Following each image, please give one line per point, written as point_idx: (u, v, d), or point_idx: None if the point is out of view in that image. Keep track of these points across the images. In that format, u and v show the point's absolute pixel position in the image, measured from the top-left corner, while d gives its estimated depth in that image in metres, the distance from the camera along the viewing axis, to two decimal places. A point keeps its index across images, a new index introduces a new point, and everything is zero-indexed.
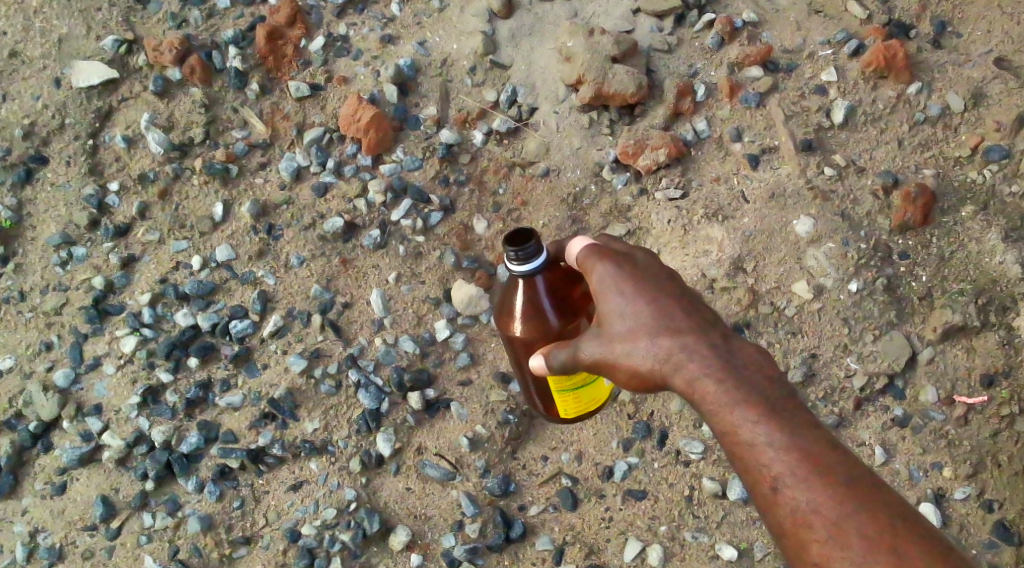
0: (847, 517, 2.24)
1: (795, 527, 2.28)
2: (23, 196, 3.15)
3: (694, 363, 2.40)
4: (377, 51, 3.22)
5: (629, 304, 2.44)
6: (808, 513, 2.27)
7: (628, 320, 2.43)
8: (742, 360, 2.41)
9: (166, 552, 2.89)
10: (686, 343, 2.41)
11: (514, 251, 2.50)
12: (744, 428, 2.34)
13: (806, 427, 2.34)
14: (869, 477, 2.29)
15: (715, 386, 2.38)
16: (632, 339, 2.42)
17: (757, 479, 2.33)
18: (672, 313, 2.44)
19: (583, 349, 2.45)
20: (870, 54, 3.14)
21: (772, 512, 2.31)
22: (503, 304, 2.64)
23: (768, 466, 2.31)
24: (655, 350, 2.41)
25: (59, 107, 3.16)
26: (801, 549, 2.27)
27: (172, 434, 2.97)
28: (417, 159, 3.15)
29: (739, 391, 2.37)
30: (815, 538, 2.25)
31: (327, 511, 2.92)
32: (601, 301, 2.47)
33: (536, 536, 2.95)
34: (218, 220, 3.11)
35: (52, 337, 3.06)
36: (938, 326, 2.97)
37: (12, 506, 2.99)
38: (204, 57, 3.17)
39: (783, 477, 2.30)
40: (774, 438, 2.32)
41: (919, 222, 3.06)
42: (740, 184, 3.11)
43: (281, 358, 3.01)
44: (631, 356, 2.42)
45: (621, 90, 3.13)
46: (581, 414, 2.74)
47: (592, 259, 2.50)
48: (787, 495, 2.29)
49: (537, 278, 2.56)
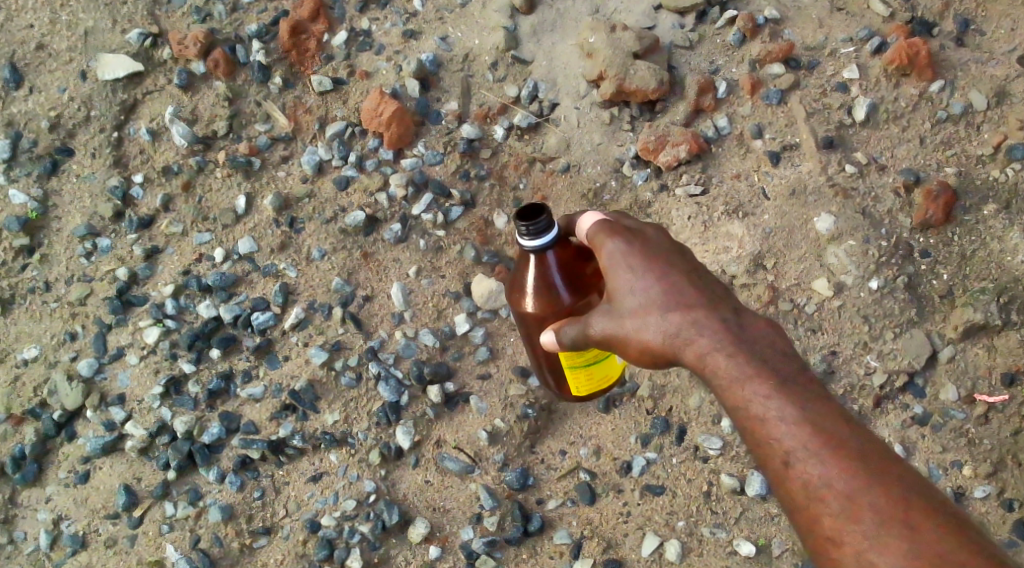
0: (859, 491, 2.28)
1: (808, 502, 2.32)
2: (49, 187, 3.18)
3: (705, 338, 2.43)
4: (399, 46, 3.24)
5: (639, 280, 2.47)
6: (820, 487, 2.30)
7: (639, 296, 2.46)
8: (753, 336, 2.44)
9: (188, 541, 2.93)
10: (697, 319, 2.44)
11: (526, 226, 2.53)
12: (755, 403, 2.38)
13: (818, 402, 2.37)
14: (881, 450, 2.32)
15: (727, 362, 2.41)
16: (643, 315, 2.45)
17: (769, 454, 2.36)
18: (682, 288, 2.47)
19: (594, 326, 2.49)
20: (893, 51, 3.13)
21: (784, 486, 2.35)
22: (514, 281, 2.66)
23: (780, 440, 2.35)
24: (666, 325, 2.44)
25: (85, 99, 3.19)
26: (813, 523, 2.31)
27: (194, 425, 2.99)
28: (438, 153, 3.17)
29: (750, 366, 2.41)
30: (828, 512, 2.29)
31: (346, 502, 2.95)
32: (610, 277, 2.49)
33: (554, 530, 2.96)
34: (241, 213, 3.13)
35: (76, 327, 3.09)
36: (959, 324, 2.97)
37: (37, 494, 3.03)
38: (228, 51, 3.21)
39: (795, 451, 2.33)
40: (786, 413, 2.36)
41: (941, 220, 3.05)
42: (761, 180, 3.11)
43: (302, 351, 3.04)
44: (641, 332, 2.45)
45: (642, 86, 3.14)
46: (592, 391, 2.76)
47: (602, 235, 2.53)
48: (800, 469, 2.33)
49: (549, 254, 2.59)
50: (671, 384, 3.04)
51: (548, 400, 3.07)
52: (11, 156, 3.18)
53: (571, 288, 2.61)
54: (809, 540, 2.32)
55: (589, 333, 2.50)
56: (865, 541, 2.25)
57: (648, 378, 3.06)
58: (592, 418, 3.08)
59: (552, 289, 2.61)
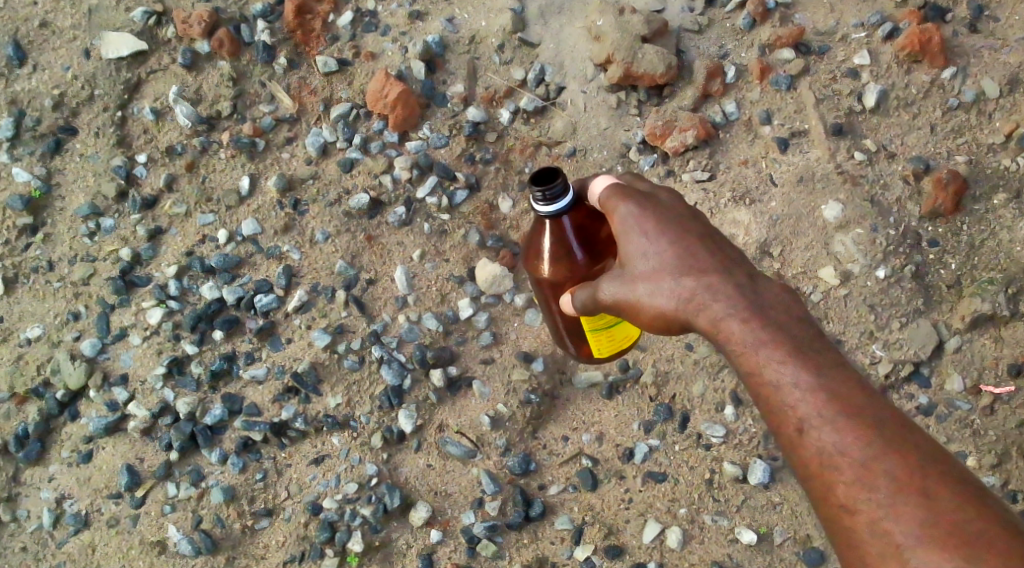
0: (875, 458, 2.29)
1: (822, 469, 2.32)
2: (53, 166, 3.17)
3: (719, 303, 2.44)
4: (405, 27, 3.21)
5: (652, 245, 2.47)
6: (834, 454, 2.31)
7: (652, 261, 2.47)
8: (768, 301, 2.45)
9: (190, 522, 2.94)
10: (711, 284, 2.45)
11: (541, 191, 2.46)
12: (769, 368, 2.39)
13: (833, 368, 2.38)
14: (897, 418, 2.33)
15: (741, 327, 2.42)
16: (656, 280, 2.46)
17: (783, 421, 2.37)
18: (696, 253, 2.47)
19: (606, 290, 2.49)
20: (904, 37, 3.09)
21: (798, 453, 2.35)
22: (531, 244, 2.63)
23: (794, 406, 2.36)
24: (679, 291, 2.45)
25: (89, 78, 3.18)
26: (826, 490, 2.32)
27: (196, 406, 2.99)
28: (443, 136, 3.15)
29: (764, 332, 2.41)
30: (842, 479, 2.30)
31: (348, 485, 2.95)
32: (623, 242, 2.49)
33: (556, 516, 2.96)
34: (245, 194, 3.12)
35: (79, 307, 3.09)
36: (966, 314, 2.94)
37: (40, 473, 3.04)
38: (233, 30, 3.18)
39: (808, 417, 2.34)
40: (800, 379, 2.36)
41: (950, 209, 3.02)
42: (769, 167, 3.08)
43: (305, 334, 3.03)
44: (654, 298, 2.46)
45: (650, 71, 3.10)
46: (615, 351, 2.75)
47: (614, 199, 2.51)
48: (813, 436, 2.33)
49: (564, 219, 2.54)
50: (674, 371, 3.03)
51: (551, 386, 3.06)
52: (15, 134, 3.17)
53: (586, 251, 2.58)
54: (822, 507, 2.33)
55: (602, 298, 2.50)
56: (880, 509, 2.26)
57: (652, 365, 3.04)
58: (595, 404, 3.06)
59: (569, 252, 2.58)
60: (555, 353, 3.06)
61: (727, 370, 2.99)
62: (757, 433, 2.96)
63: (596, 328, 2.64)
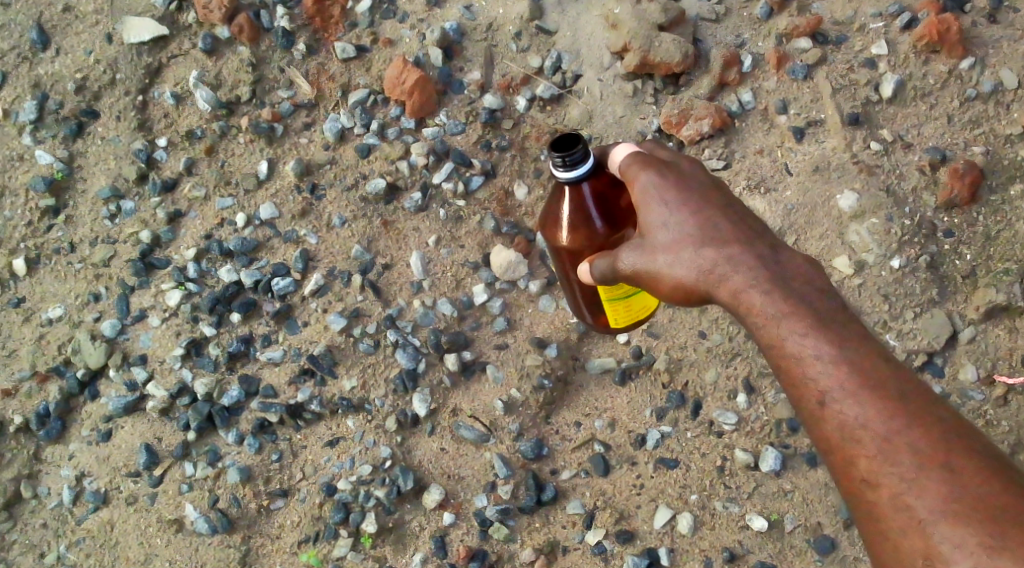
0: (897, 432, 2.32)
1: (844, 442, 2.36)
2: (74, 149, 3.22)
3: (740, 275, 2.47)
4: (423, 14, 3.23)
5: (673, 215, 2.49)
6: (856, 428, 2.34)
7: (672, 231, 2.49)
8: (790, 273, 2.48)
9: (206, 501, 2.99)
10: (732, 255, 2.48)
11: (561, 157, 2.48)
12: (791, 341, 2.42)
13: (856, 340, 2.40)
14: (920, 390, 2.36)
15: (762, 299, 2.45)
16: (677, 251, 2.48)
17: (804, 394, 2.40)
18: (718, 223, 2.50)
19: (625, 260, 2.50)
20: (922, 27, 3.09)
21: (820, 426, 2.39)
22: (549, 212, 2.63)
23: (815, 379, 2.39)
24: (701, 262, 2.48)
25: (110, 62, 3.21)
26: (848, 464, 2.35)
27: (214, 387, 3.03)
28: (460, 123, 3.17)
29: (786, 304, 2.44)
30: (864, 453, 2.33)
31: (363, 467, 2.98)
32: (643, 212, 2.51)
33: (568, 500, 2.99)
34: (263, 178, 3.15)
35: (100, 288, 3.14)
36: (980, 305, 2.94)
37: (60, 450, 3.10)
38: (253, 16, 3.21)
39: (830, 391, 2.37)
40: (822, 351, 2.39)
41: (966, 199, 3.01)
42: (784, 156, 3.09)
43: (321, 317, 3.07)
44: (674, 268, 2.48)
45: (666, 59, 3.12)
46: (631, 322, 2.77)
47: (635, 167, 2.53)
48: (835, 410, 2.37)
49: (583, 186, 2.55)
50: (687, 358, 3.05)
51: (564, 371, 3.07)
52: (37, 118, 3.21)
53: (605, 221, 2.59)
54: (844, 481, 2.37)
55: (623, 268, 2.51)
56: (902, 484, 2.29)
57: (665, 352, 3.06)
58: (607, 390, 3.08)
59: (588, 220, 2.58)
60: (569, 339, 3.09)
61: (740, 358, 3.01)
62: (769, 421, 2.97)
63: (613, 296, 2.65)
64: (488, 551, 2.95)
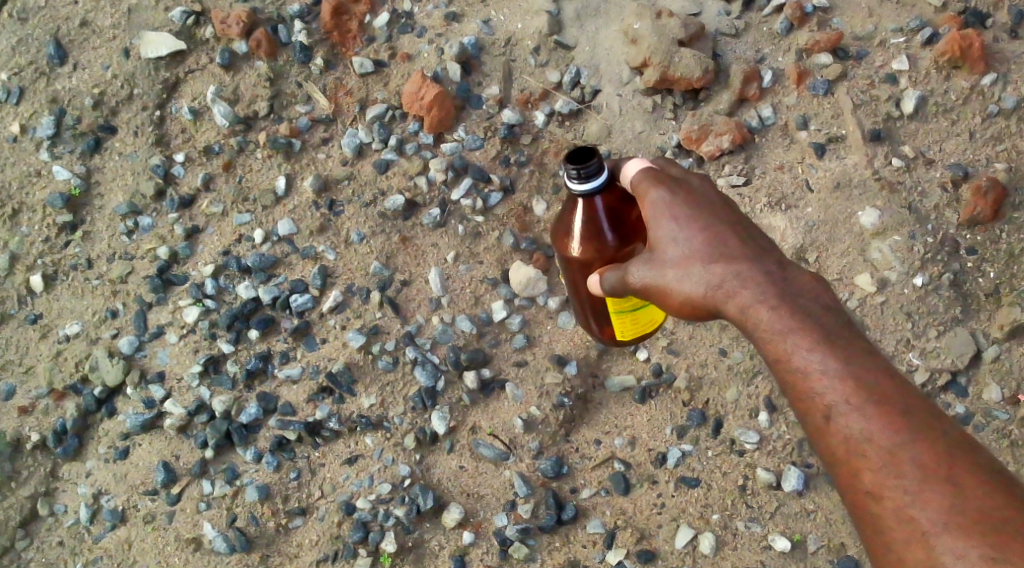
0: (902, 446, 2.31)
1: (848, 456, 2.34)
2: (92, 164, 3.20)
3: (748, 291, 2.45)
4: (441, 29, 3.22)
5: (682, 230, 2.48)
6: (862, 442, 2.33)
7: (681, 246, 2.47)
8: (798, 289, 2.46)
9: (224, 519, 2.99)
10: (740, 271, 2.46)
11: (576, 170, 2.46)
12: (797, 356, 2.40)
13: (863, 355, 2.39)
14: (924, 405, 2.35)
15: (770, 314, 2.43)
16: (685, 267, 2.47)
17: (811, 408, 2.39)
18: (726, 239, 2.48)
19: (635, 273, 2.49)
20: (945, 43, 3.08)
21: (825, 440, 2.37)
22: (560, 225, 2.62)
23: (822, 394, 2.37)
24: (709, 277, 2.46)
25: (128, 77, 3.21)
26: (853, 477, 2.34)
27: (232, 404, 3.04)
28: (478, 138, 3.15)
29: (794, 319, 2.42)
30: (868, 467, 2.32)
31: (382, 485, 2.99)
32: (653, 227, 2.50)
33: (587, 519, 2.98)
34: (281, 194, 3.14)
35: (117, 305, 3.13)
36: (1005, 323, 2.93)
37: (77, 467, 3.10)
38: (271, 31, 3.20)
39: (836, 405, 2.36)
40: (829, 366, 2.38)
41: (989, 217, 3.00)
42: (805, 173, 3.07)
43: (339, 334, 3.06)
44: (683, 283, 2.47)
45: (686, 74, 3.09)
46: (638, 335, 2.76)
47: (646, 183, 2.52)
48: (840, 423, 2.35)
49: (596, 200, 2.53)
50: (708, 376, 3.04)
51: (584, 389, 3.07)
52: (55, 133, 3.20)
53: (615, 235, 2.57)
54: (849, 494, 2.35)
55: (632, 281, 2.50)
56: (906, 497, 2.27)
57: (685, 370, 3.05)
58: (627, 408, 3.07)
59: (599, 234, 2.57)
60: (588, 356, 3.07)
61: (761, 376, 3.02)
62: (791, 439, 2.98)
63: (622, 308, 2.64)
64: None
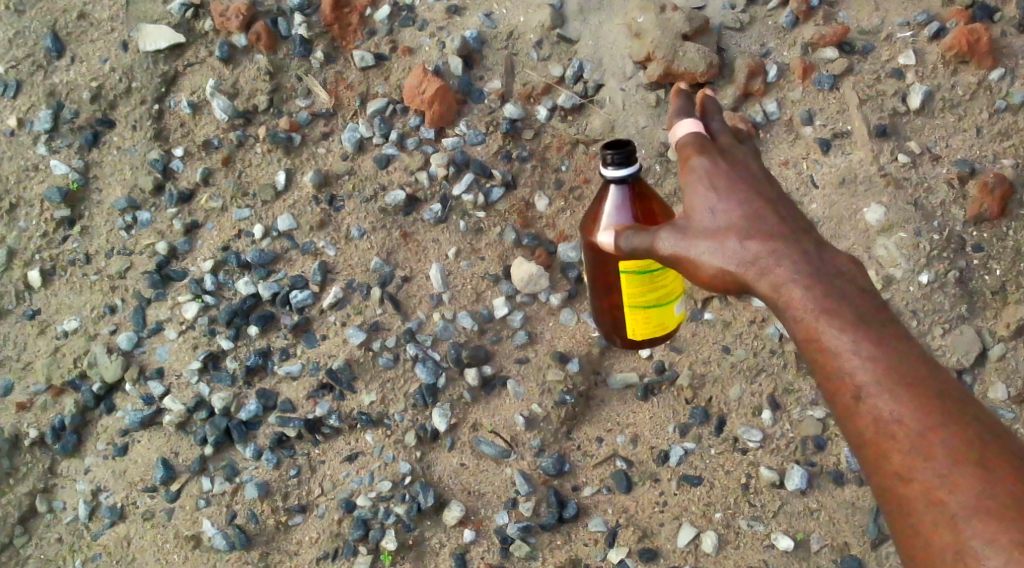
0: (933, 429, 2.27)
1: (877, 436, 2.31)
2: (90, 159, 3.18)
3: (781, 267, 2.41)
4: (443, 22, 3.18)
5: (721, 201, 2.47)
6: (892, 424, 2.29)
7: (717, 216, 2.46)
8: (831, 270, 2.42)
9: (224, 516, 2.99)
10: (775, 247, 2.42)
11: (611, 154, 2.53)
12: (829, 335, 2.36)
13: (896, 337, 2.35)
14: (957, 389, 2.32)
15: (803, 293, 2.39)
16: (718, 238, 2.44)
17: (840, 387, 2.35)
18: (762, 215, 2.46)
19: (663, 241, 2.46)
20: (952, 38, 3.03)
21: (853, 420, 2.34)
22: (590, 211, 2.66)
23: (852, 373, 2.33)
24: (742, 252, 2.42)
25: (126, 70, 3.17)
26: (881, 458, 2.30)
27: (231, 401, 3.02)
28: (480, 133, 3.11)
29: (827, 299, 2.38)
30: (898, 449, 2.28)
31: (382, 483, 2.98)
32: (691, 195, 2.49)
33: (589, 517, 2.97)
34: (281, 189, 3.11)
35: (116, 300, 3.11)
36: (1011, 322, 2.94)
37: (76, 464, 3.09)
38: (270, 24, 3.16)
39: (867, 385, 2.32)
40: (860, 347, 2.34)
41: (996, 214, 2.98)
42: (810, 168, 3.05)
43: (340, 330, 3.04)
44: (713, 256, 2.43)
45: (690, 69, 3.06)
46: (652, 337, 2.75)
47: (692, 149, 2.54)
48: (870, 405, 2.32)
49: (627, 187, 2.59)
50: (711, 374, 3.02)
51: (586, 387, 3.04)
52: (52, 127, 3.17)
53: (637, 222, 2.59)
54: (875, 475, 2.31)
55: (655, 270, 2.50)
56: (937, 480, 2.24)
57: (688, 367, 3.03)
58: (629, 405, 3.04)
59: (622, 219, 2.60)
60: (591, 353, 3.04)
61: (765, 374, 3.00)
62: (795, 438, 2.97)
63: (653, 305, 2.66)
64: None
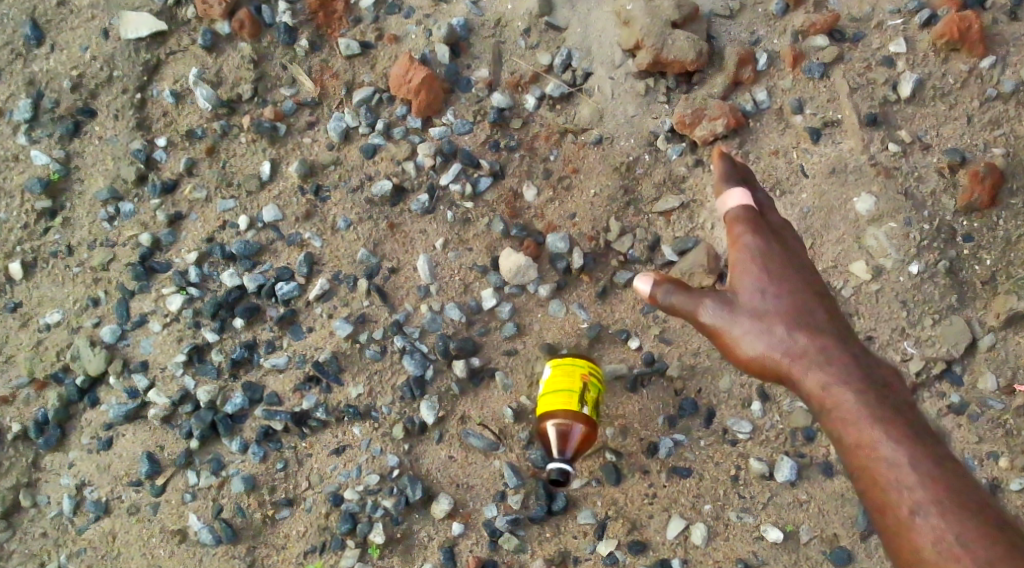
0: (957, 521, 2.34)
1: (900, 520, 2.38)
2: (71, 149, 3.13)
3: (825, 371, 2.49)
4: (429, 10, 3.15)
5: (771, 290, 2.54)
6: (919, 511, 2.36)
7: (767, 299, 2.53)
8: (876, 374, 2.50)
9: (211, 510, 2.97)
10: (822, 343, 2.51)
11: None
12: (864, 422, 2.44)
13: (929, 439, 2.43)
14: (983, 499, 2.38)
15: (846, 380, 2.48)
16: (763, 322, 2.52)
17: (870, 471, 2.42)
18: (811, 312, 2.54)
19: (707, 312, 2.53)
20: (943, 25, 3.01)
21: (880, 500, 2.40)
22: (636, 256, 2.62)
23: (885, 460, 2.41)
24: (787, 342, 2.51)
25: (107, 59, 3.13)
26: (904, 544, 2.37)
27: (217, 394, 2.99)
28: (467, 122, 3.08)
29: (866, 393, 2.47)
30: (920, 535, 2.35)
31: (370, 476, 2.95)
32: (738, 274, 2.56)
33: (578, 509, 2.97)
34: (266, 179, 3.07)
35: (99, 293, 3.07)
36: (1001, 312, 2.93)
37: (59, 458, 3.05)
38: (254, 11, 3.12)
39: (897, 471, 2.39)
40: (894, 437, 2.42)
41: (986, 203, 2.97)
42: (800, 158, 3.03)
43: (326, 323, 3.01)
44: (757, 338, 2.52)
45: (679, 57, 3.03)
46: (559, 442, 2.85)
47: (743, 226, 2.61)
48: (898, 489, 2.38)
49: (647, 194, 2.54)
50: (700, 365, 2.99)
51: None
52: (32, 116, 3.13)
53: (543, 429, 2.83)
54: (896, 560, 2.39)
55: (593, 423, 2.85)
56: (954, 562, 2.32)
57: (678, 358, 3.00)
58: (618, 397, 3.00)
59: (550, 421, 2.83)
60: (579, 344, 3.00)
61: None
62: (784, 429, 2.96)
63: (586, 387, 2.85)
64: (497, 561, 2.95)
